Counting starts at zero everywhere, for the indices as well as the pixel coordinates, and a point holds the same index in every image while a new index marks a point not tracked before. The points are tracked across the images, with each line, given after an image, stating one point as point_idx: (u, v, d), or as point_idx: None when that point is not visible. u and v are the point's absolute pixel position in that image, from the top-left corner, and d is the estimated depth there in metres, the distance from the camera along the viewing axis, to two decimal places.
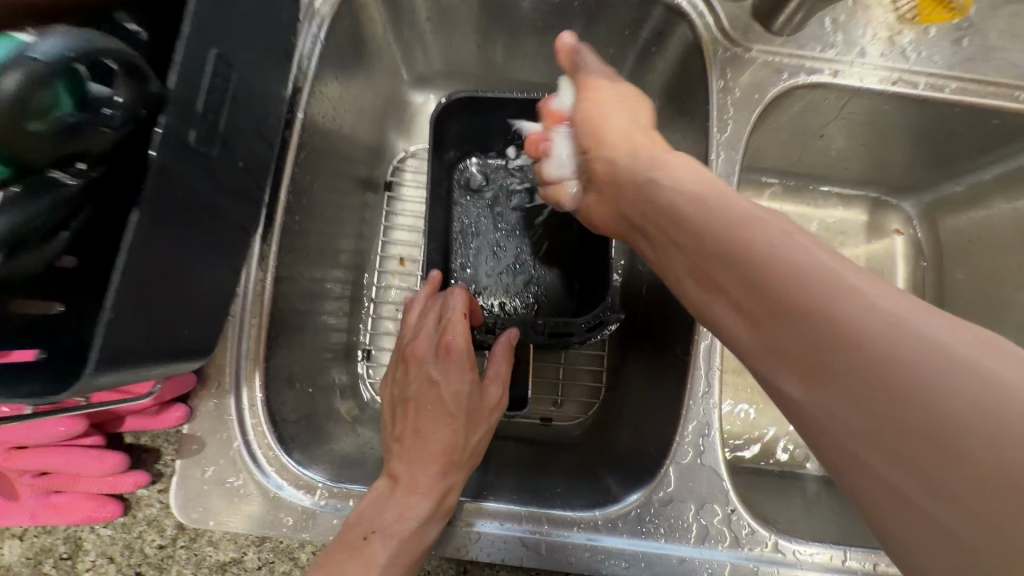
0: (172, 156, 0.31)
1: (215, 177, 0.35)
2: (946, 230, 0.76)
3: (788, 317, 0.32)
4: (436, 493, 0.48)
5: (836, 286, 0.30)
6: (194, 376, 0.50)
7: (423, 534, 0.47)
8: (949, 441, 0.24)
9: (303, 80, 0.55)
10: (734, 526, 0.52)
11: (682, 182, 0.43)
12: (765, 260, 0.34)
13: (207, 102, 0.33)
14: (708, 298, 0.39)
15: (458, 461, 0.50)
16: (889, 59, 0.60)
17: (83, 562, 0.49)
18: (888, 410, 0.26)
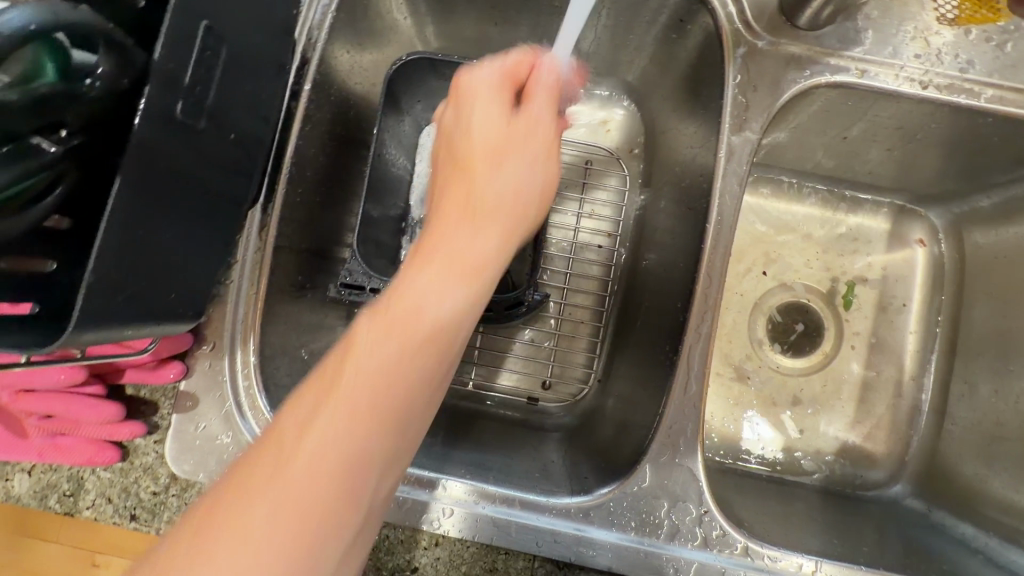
0: (156, 129, 0.35)
1: (203, 149, 0.39)
2: (971, 244, 0.72)
3: None
4: (448, 260, 0.36)
5: None
6: (192, 336, 0.53)
7: (433, 312, 0.34)
8: None
9: (312, 53, 0.56)
10: (706, 527, 0.52)
11: None
12: None
13: (194, 77, 0.37)
14: None
15: (484, 206, 0.39)
16: (921, 60, 0.56)
17: (83, 500, 0.53)
18: None
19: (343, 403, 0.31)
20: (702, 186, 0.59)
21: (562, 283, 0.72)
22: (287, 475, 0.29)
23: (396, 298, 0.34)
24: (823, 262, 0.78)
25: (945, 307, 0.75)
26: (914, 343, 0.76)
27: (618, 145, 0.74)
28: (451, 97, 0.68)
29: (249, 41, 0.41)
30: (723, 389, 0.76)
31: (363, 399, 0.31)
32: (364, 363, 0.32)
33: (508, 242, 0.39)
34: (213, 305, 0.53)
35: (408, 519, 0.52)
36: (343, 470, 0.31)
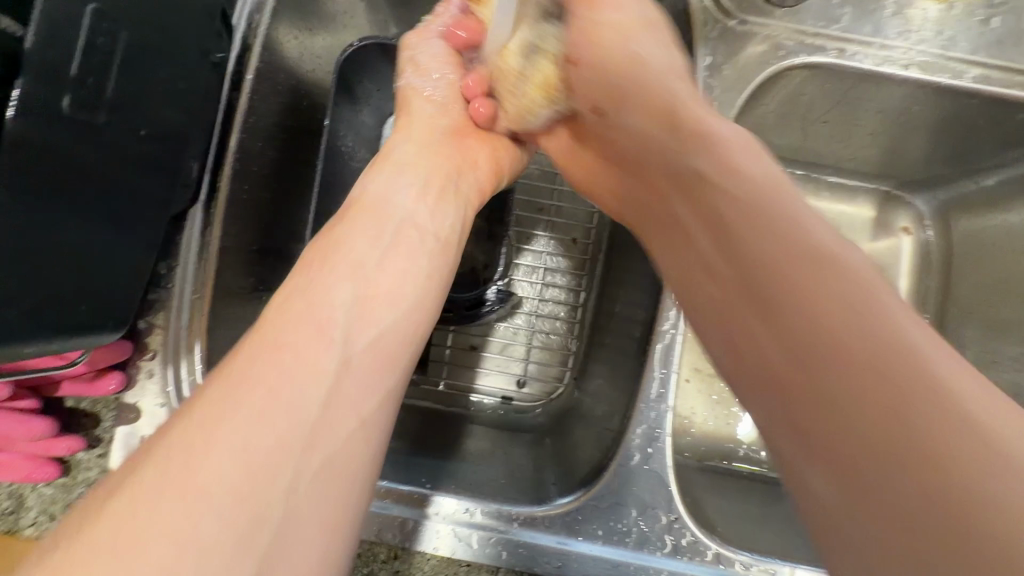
0: (33, 119, 0.34)
1: (101, 143, 0.38)
2: (959, 233, 0.71)
3: (830, 370, 0.30)
4: (384, 161, 0.49)
5: (909, 389, 0.28)
6: (132, 345, 0.50)
7: (374, 189, 0.46)
8: (894, 461, 0.27)
9: (254, 38, 0.52)
10: (676, 534, 0.50)
11: (843, 277, 0.32)
12: (850, 326, 0.31)
13: (85, 66, 0.35)
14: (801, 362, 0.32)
15: (426, 124, 0.54)
16: (902, 38, 0.55)
17: (25, 517, 0.50)
18: (840, 423, 0.30)
19: (263, 343, 0.34)
20: None
21: (535, 277, 0.70)
22: (213, 410, 0.31)
23: (242, 347, 0.35)
24: None
25: (931, 297, 0.73)
26: None
27: None
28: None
29: (156, 28, 0.39)
30: (705, 385, 0.73)
31: (219, 424, 0.31)
32: (214, 398, 0.32)
33: (414, 177, 0.49)
34: (155, 311, 0.51)
35: (365, 531, 0.50)
36: (221, 491, 0.29)
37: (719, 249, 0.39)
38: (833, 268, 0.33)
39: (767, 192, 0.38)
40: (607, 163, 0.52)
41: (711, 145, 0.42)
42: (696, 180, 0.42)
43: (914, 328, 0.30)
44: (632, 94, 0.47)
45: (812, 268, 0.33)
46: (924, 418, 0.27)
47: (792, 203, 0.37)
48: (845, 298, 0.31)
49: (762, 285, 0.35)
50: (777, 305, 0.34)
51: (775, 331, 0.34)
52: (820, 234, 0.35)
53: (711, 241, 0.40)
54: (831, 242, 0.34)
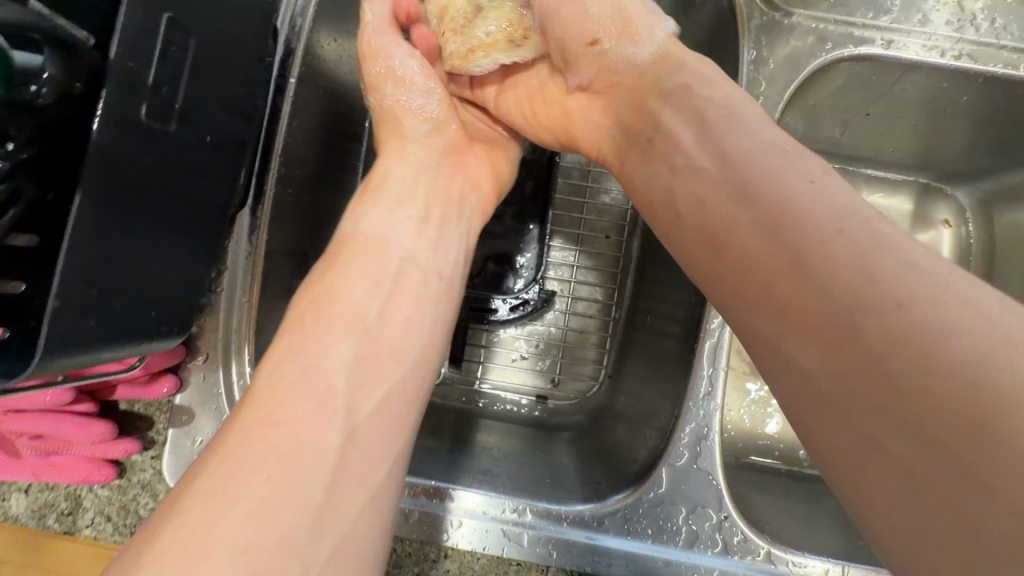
0: (109, 129, 0.34)
1: (172, 152, 0.38)
2: (1002, 225, 0.70)
3: (851, 318, 0.28)
4: (372, 188, 0.48)
5: (917, 309, 0.26)
6: (183, 348, 0.51)
7: (368, 221, 0.46)
8: (930, 401, 0.25)
9: (296, 42, 0.52)
10: (726, 533, 0.50)
11: (844, 221, 0.31)
12: (853, 268, 0.29)
13: (159, 76, 0.36)
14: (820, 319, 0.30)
15: (417, 141, 0.53)
16: (953, 28, 0.53)
17: (83, 518, 0.51)
18: (870, 376, 0.27)
19: (256, 422, 0.34)
20: None
21: (569, 275, 0.69)
22: (219, 503, 0.31)
23: (232, 428, 0.34)
24: None
25: None
26: None
27: None
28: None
29: (222, 36, 0.40)
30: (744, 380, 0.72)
31: (219, 515, 0.30)
32: (223, 460, 0.32)
33: (408, 207, 0.48)
34: (205, 315, 0.51)
35: (415, 531, 0.50)
36: None
37: (725, 204, 0.36)
38: (843, 214, 0.31)
39: (755, 152, 0.36)
40: (580, 92, 0.51)
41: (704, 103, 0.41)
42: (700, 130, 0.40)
43: (922, 257, 0.28)
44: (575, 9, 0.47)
45: (831, 218, 0.31)
46: (942, 332, 0.25)
47: (794, 155, 0.36)
48: (851, 241, 0.30)
49: (770, 239, 0.33)
50: (795, 268, 0.31)
51: (796, 286, 0.31)
52: (824, 177, 0.34)
53: (722, 219, 0.37)
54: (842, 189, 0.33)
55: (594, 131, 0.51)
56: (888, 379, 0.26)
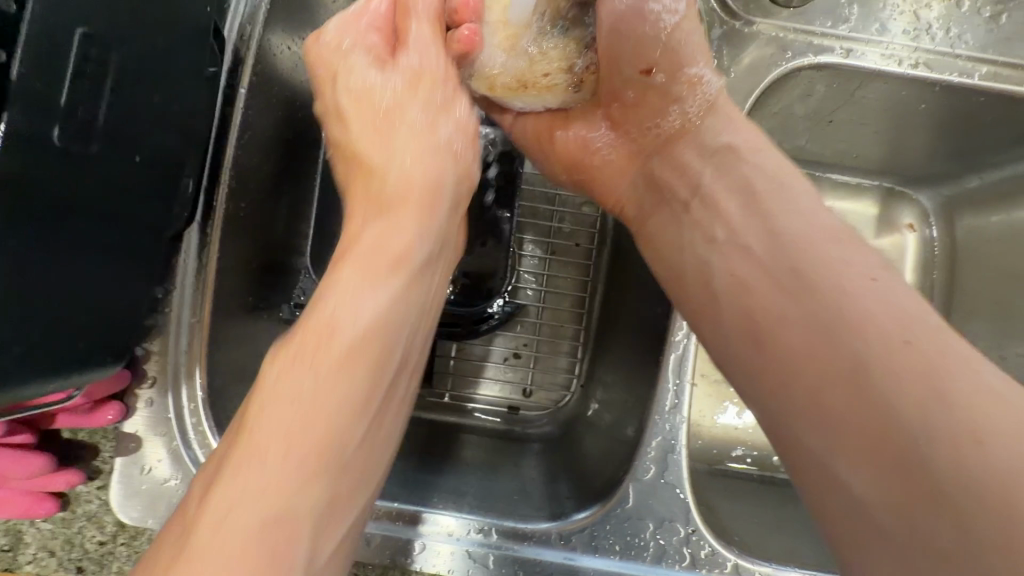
0: (14, 151, 0.34)
1: (91, 173, 0.38)
2: (963, 227, 0.71)
3: (904, 436, 0.33)
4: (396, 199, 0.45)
5: (969, 442, 0.31)
6: (129, 374, 0.48)
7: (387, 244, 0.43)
8: (955, 522, 0.30)
9: (246, 51, 0.50)
10: (694, 546, 0.49)
11: (909, 351, 0.34)
12: (903, 397, 0.33)
13: (81, 102, 0.36)
14: (865, 433, 0.34)
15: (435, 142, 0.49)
16: (909, 37, 0.54)
17: (24, 554, 0.49)
18: (903, 484, 0.33)
19: (252, 466, 0.35)
20: None
21: (539, 283, 0.68)
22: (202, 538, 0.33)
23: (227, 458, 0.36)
24: None
25: (937, 293, 0.73)
26: None
27: None
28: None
29: (151, 58, 0.40)
30: (716, 389, 0.72)
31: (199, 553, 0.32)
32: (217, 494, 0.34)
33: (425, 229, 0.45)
34: (152, 337, 0.49)
35: (377, 556, 0.49)
36: None
37: (775, 292, 0.40)
38: (908, 322, 0.35)
39: (823, 245, 0.40)
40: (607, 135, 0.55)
41: (749, 171, 0.46)
42: (753, 213, 0.44)
43: (975, 393, 0.32)
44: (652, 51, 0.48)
45: (897, 330, 0.35)
46: (984, 469, 0.30)
47: (859, 259, 0.39)
48: (907, 371, 0.33)
49: (822, 340, 0.37)
50: (863, 381, 0.35)
51: (853, 397, 0.35)
52: (889, 284, 0.37)
53: (771, 294, 0.40)
54: (907, 300, 0.36)
55: (624, 183, 0.56)
56: (915, 497, 0.32)
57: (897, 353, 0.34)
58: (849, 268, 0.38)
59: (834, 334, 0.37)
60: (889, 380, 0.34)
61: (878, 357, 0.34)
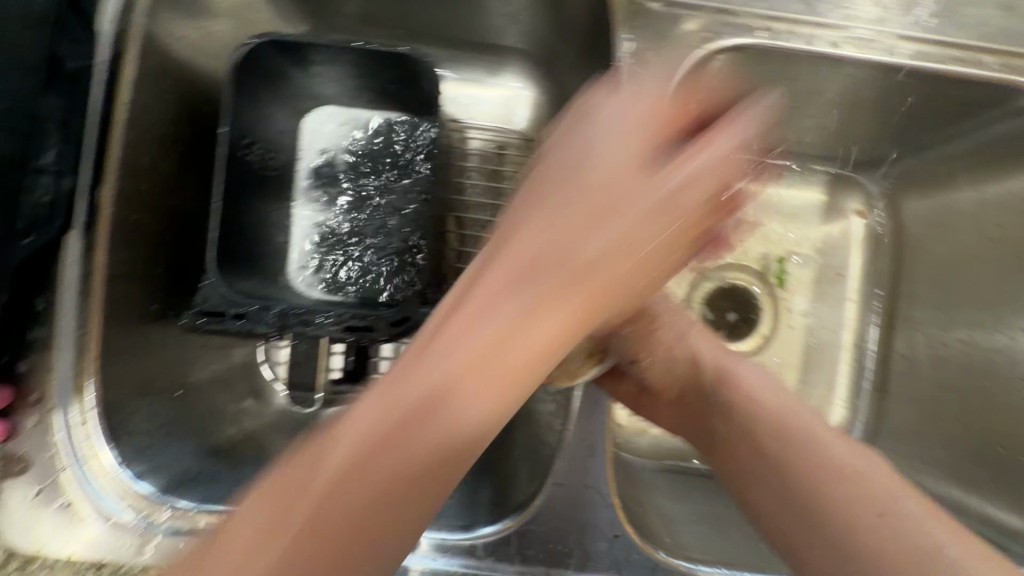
0: None
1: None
2: (908, 212, 0.69)
3: (812, 493, 0.35)
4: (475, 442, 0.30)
5: (893, 507, 0.32)
6: (12, 390, 0.46)
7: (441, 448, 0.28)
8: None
9: (128, 43, 0.47)
10: (621, 550, 0.48)
11: (842, 457, 0.36)
12: (830, 467, 0.35)
13: None
14: (757, 485, 0.38)
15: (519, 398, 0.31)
16: (834, 15, 0.52)
17: None
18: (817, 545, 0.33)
19: None
20: None
21: None
22: None
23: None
24: (749, 242, 0.74)
25: (883, 282, 0.71)
26: (852, 314, 0.72)
27: (530, 128, 0.71)
28: (330, 85, 0.62)
29: None
30: None
31: None
32: None
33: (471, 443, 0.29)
34: (36, 352, 0.47)
35: None
36: None
37: (773, 503, 0.36)
38: (914, 556, 0.30)
39: (811, 446, 0.37)
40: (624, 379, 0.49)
41: (737, 411, 0.42)
42: (753, 449, 0.39)
43: (885, 479, 0.34)
44: (655, 346, 0.46)
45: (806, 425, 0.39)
46: (898, 532, 0.31)
47: (824, 435, 0.38)
48: (850, 462, 0.35)
49: (813, 547, 0.33)
50: (762, 446, 0.39)
51: (755, 457, 0.39)
52: (899, 508, 0.32)
53: (697, 417, 0.45)
54: (834, 439, 0.37)
55: (673, 424, 0.48)
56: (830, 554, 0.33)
57: (846, 443, 0.37)
58: (789, 389, 0.43)
59: (734, 422, 0.42)
60: (822, 455, 0.36)
61: (789, 433, 0.39)
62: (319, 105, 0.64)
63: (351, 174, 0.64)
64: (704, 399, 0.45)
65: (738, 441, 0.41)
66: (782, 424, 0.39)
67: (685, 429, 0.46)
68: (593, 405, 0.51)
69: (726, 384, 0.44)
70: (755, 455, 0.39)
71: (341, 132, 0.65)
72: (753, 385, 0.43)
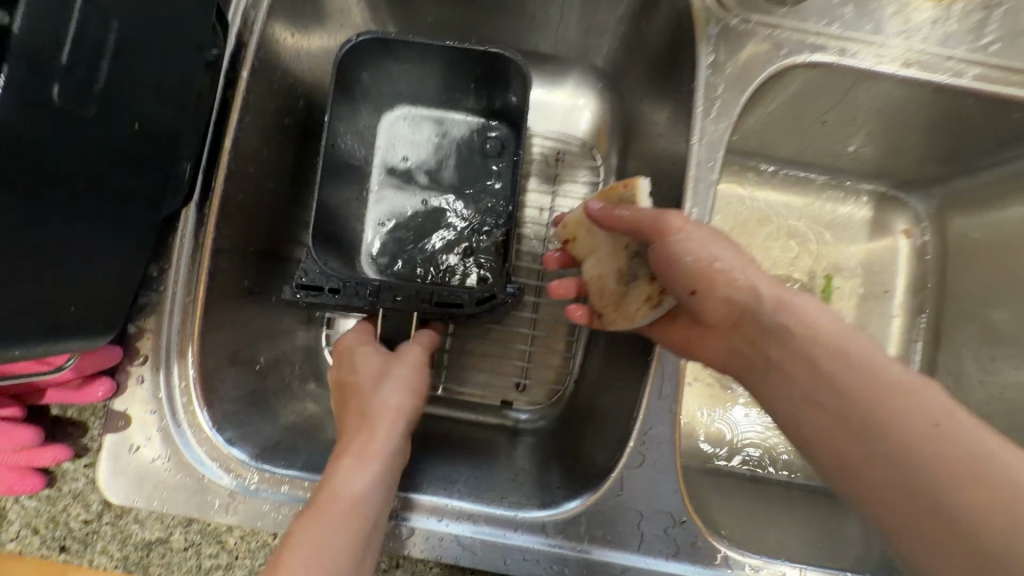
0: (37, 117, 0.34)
1: (97, 143, 0.38)
2: (955, 231, 0.71)
3: (876, 420, 0.38)
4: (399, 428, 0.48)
5: (953, 427, 0.35)
6: (121, 350, 0.49)
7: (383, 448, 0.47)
8: (937, 494, 0.34)
9: (250, 37, 0.52)
10: (686, 535, 0.49)
11: (898, 382, 0.38)
12: (891, 394, 0.38)
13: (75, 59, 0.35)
14: (821, 417, 0.41)
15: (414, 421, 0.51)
16: (902, 38, 0.55)
17: (6, 532, 0.48)
18: (882, 466, 0.37)
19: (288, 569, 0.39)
20: (675, 175, 0.56)
21: (535, 278, 0.69)
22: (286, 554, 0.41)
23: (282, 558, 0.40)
24: (798, 254, 0.76)
25: (928, 300, 0.74)
26: (897, 330, 0.74)
27: (591, 136, 0.74)
28: (410, 86, 0.65)
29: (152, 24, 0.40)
30: (712, 396, 0.71)
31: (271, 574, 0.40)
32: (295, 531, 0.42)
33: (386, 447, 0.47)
34: (145, 315, 0.50)
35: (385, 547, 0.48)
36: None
37: (836, 432, 0.40)
38: (967, 462, 0.34)
39: (872, 365, 0.40)
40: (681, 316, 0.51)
41: (796, 339, 0.44)
42: (811, 370, 0.42)
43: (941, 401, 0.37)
44: (717, 281, 0.47)
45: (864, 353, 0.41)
46: (957, 449, 0.34)
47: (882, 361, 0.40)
48: (910, 387, 0.38)
49: (872, 460, 0.38)
50: (822, 379, 0.41)
51: (818, 389, 0.42)
52: (953, 423, 0.36)
53: (749, 348, 0.48)
54: (890, 366, 0.40)
55: (721, 353, 0.50)
56: (892, 473, 0.36)
57: (904, 370, 0.39)
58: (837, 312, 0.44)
59: (790, 357, 0.44)
60: (880, 382, 0.39)
61: (847, 364, 0.41)
62: (397, 104, 0.67)
63: (429, 164, 0.68)
64: (759, 329, 0.46)
65: (795, 376, 0.43)
66: (838, 355, 0.41)
67: (740, 360, 0.49)
68: (666, 385, 0.52)
69: (780, 316, 0.45)
70: (816, 390, 0.42)
71: (421, 122, 0.68)
72: (806, 314, 0.44)
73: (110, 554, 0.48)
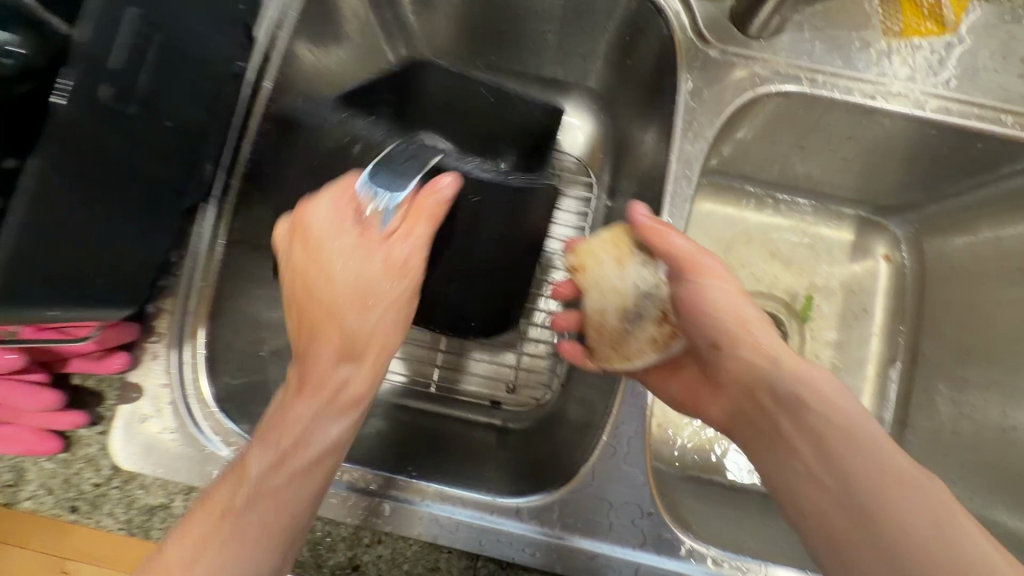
0: (87, 112, 0.39)
1: (133, 134, 0.43)
2: (931, 255, 0.74)
3: (866, 501, 0.38)
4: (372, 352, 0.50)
5: (949, 524, 0.35)
6: (139, 327, 0.53)
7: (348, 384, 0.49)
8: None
9: (273, 53, 0.58)
10: (653, 526, 0.52)
11: (899, 468, 0.38)
12: (884, 476, 0.38)
13: (121, 63, 0.41)
14: (808, 484, 0.42)
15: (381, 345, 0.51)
16: (868, 71, 0.60)
17: (24, 491, 0.52)
18: (867, 547, 0.37)
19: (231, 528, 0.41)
20: (657, 189, 0.61)
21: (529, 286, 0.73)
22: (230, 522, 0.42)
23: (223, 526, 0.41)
24: (781, 272, 0.79)
25: (906, 320, 0.76)
26: (876, 349, 0.77)
27: (585, 154, 0.79)
28: None
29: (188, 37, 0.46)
30: None
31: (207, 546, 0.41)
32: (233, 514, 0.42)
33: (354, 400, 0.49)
34: (163, 297, 0.55)
35: (368, 522, 0.52)
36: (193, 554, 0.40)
37: (827, 506, 0.41)
38: (945, 558, 0.34)
39: (872, 450, 0.40)
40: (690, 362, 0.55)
41: (800, 405, 0.44)
42: (814, 447, 0.42)
43: (935, 493, 0.37)
44: (741, 343, 0.49)
45: (863, 428, 0.41)
46: (942, 543, 0.35)
47: (880, 442, 0.40)
48: (907, 473, 0.38)
49: (859, 541, 0.38)
50: (820, 447, 0.42)
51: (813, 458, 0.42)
52: (947, 515, 0.36)
53: (753, 409, 0.49)
54: (892, 449, 0.40)
55: (724, 411, 0.53)
56: (877, 556, 0.37)
57: (905, 456, 0.39)
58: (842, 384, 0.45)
59: (789, 423, 0.45)
60: (875, 463, 0.39)
61: (845, 435, 0.41)
62: None
63: None
64: (768, 393, 0.47)
65: (791, 442, 0.44)
66: (838, 427, 0.42)
67: (747, 421, 0.50)
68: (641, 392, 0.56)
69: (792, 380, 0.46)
70: (811, 458, 0.43)
71: None
72: (818, 384, 0.45)
73: (115, 516, 0.52)
